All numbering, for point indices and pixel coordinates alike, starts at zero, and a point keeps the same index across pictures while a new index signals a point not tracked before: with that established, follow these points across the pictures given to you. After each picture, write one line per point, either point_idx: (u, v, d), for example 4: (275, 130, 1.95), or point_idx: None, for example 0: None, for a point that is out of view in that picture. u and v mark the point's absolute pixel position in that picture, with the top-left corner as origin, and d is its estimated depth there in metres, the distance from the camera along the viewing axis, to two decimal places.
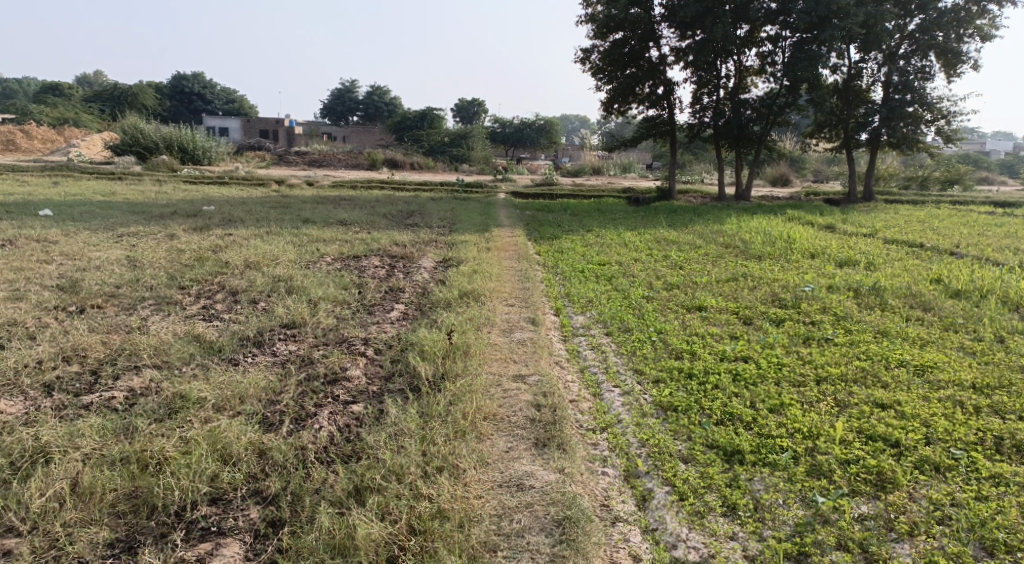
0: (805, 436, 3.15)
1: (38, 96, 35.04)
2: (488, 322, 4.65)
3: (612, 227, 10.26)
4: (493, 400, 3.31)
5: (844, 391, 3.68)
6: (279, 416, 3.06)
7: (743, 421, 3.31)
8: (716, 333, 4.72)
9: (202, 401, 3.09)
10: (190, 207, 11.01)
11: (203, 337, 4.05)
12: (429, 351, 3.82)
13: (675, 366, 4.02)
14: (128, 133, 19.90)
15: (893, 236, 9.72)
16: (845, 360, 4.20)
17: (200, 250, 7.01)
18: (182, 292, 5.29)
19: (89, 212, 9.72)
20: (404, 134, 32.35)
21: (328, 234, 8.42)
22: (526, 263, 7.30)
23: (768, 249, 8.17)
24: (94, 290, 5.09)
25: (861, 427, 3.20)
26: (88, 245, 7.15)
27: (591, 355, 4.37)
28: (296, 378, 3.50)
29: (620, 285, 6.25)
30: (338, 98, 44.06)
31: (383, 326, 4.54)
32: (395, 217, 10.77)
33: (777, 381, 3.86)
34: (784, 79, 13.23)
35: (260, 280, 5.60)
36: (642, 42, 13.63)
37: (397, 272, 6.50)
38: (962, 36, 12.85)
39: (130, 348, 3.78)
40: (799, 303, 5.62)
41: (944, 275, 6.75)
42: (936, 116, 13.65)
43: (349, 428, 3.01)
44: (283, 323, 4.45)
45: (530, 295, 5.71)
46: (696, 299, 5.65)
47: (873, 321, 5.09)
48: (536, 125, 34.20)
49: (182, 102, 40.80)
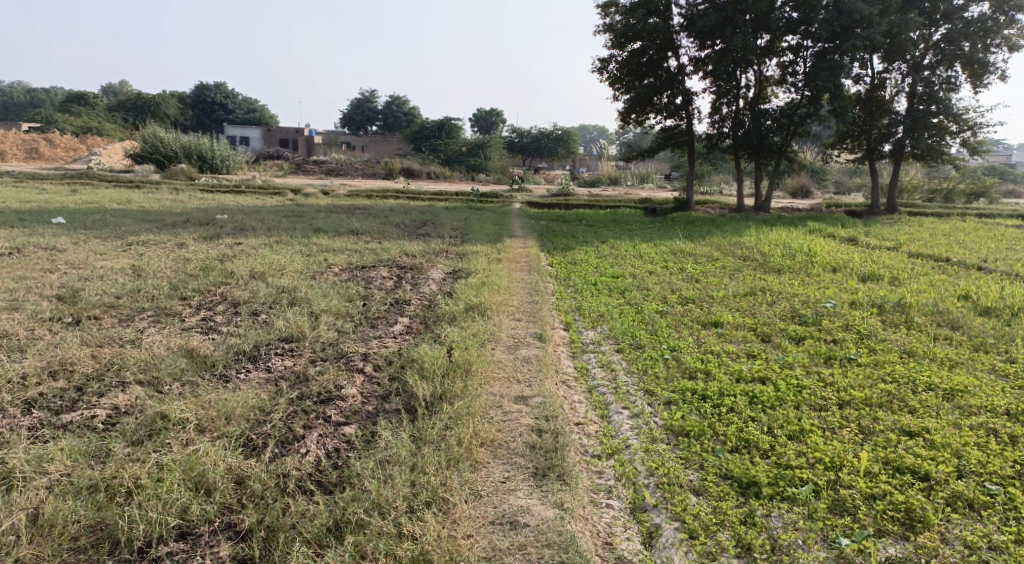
0: (826, 467, 2.92)
1: (64, 105, 35.68)
2: (493, 337, 4.47)
3: (627, 238, 10.05)
4: (492, 424, 3.13)
5: (869, 416, 3.45)
6: (264, 439, 2.90)
7: (760, 449, 3.09)
8: (732, 351, 4.50)
9: (184, 422, 2.95)
10: (204, 215, 10.97)
11: (196, 350, 3.91)
12: (428, 369, 3.65)
13: (688, 387, 3.81)
14: (148, 142, 20.03)
15: (918, 249, 9.42)
16: (869, 383, 3.96)
17: (207, 259, 6.92)
18: (183, 303, 5.18)
19: (102, 220, 9.69)
20: (421, 143, 32.38)
21: (338, 244, 8.31)
22: (537, 275, 7.12)
23: (787, 262, 7.92)
24: (93, 300, 4.99)
25: (887, 457, 2.97)
26: (95, 253, 7.08)
27: (601, 373, 4.17)
28: (288, 396, 3.34)
29: (633, 299, 6.05)
30: (358, 108, 44.34)
31: (385, 341, 4.38)
32: (407, 226, 10.64)
33: (797, 405, 3.63)
34: (804, 89, 12.98)
35: (263, 291, 5.47)
36: (660, 51, 13.46)
37: (404, 284, 6.35)
38: (989, 46, 12.52)
39: (119, 362, 3.67)
40: (820, 320, 5.37)
41: (973, 292, 6.46)
42: (961, 127, 13.29)
43: (338, 452, 2.86)
44: (281, 336, 4.30)
45: (539, 309, 5.53)
46: (712, 315, 5.43)
47: (899, 340, 4.83)
48: (554, 135, 34.10)
49: (204, 111, 41.18)
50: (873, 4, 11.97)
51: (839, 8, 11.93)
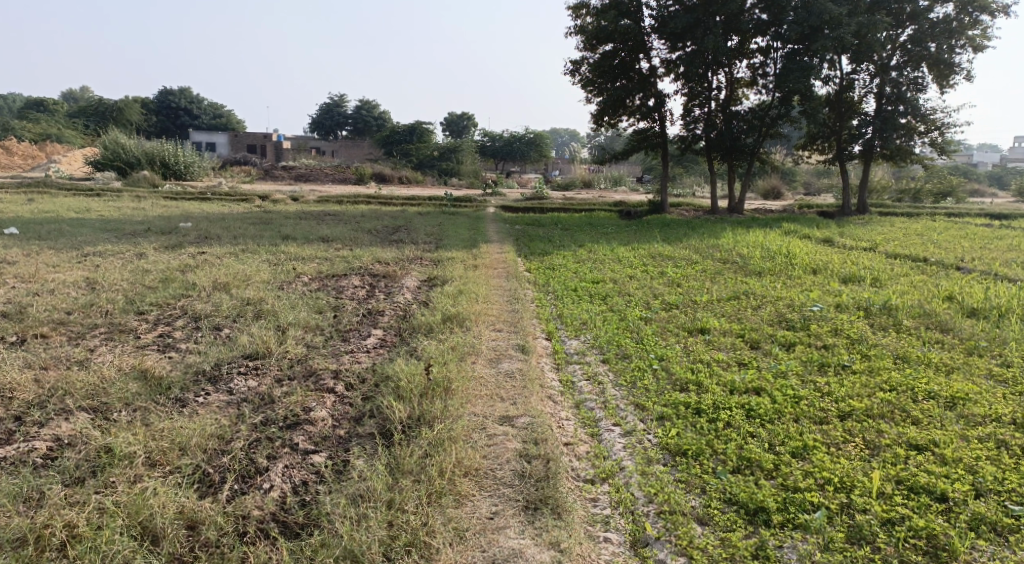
0: (836, 489, 2.75)
1: (22, 111, 34.53)
2: (473, 351, 4.20)
3: (604, 242, 9.88)
4: (476, 450, 2.88)
5: (872, 428, 3.27)
6: (222, 474, 2.61)
7: (764, 469, 2.89)
8: (722, 359, 4.32)
9: (131, 456, 2.64)
10: (167, 224, 10.52)
11: (150, 372, 3.59)
12: (404, 389, 3.37)
13: (681, 400, 3.59)
14: (109, 148, 19.31)
15: (894, 250, 9.38)
16: (867, 392, 3.78)
17: (168, 270, 6.56)
18: (139, 319, 4.82)
19: (57, 230, 9.22)
20: (392, 148, 31.94)
21: (307, 252, 7.97)
22: (515, 281, 6.89)
23: (768, 264, 7.81)
24: (41, 317, 4.62)
25: (900, 477, 2.80)
26: (47, 265, 6.68)
27: (588, 387, 3.93)
28: (250, 422, 3.04)
29: (615, 305, 5.84)
30: (327, 113, 43.76)
31: (357, 356, 4.09)
32: (380, 232, 10.33)
33: (796, 418, 3.44)
34: (776, 91, 12.96)
35: (227, 304, 5.14)
36: (632, 53, 13.35)
37: (377, 294, 6.05)
38: (954, 47, 12.64)
39: (64, 387, 3.33)
40: (809, 325, 5.21)
41: (956, 292, 6.39)
42: (930, 127, 13.41)
43: (306, 486, 2.58)
44: (244, 353, 3.99)
45: (520, 318, 5.28)
46: (698, 321, 5.23)
47: (891, 345, 4.68)
48: (526, 139, 33.96)
49: (168, 117, 40.24)
50: (842, 5, 11.98)
51: (809, 10, 11.92)
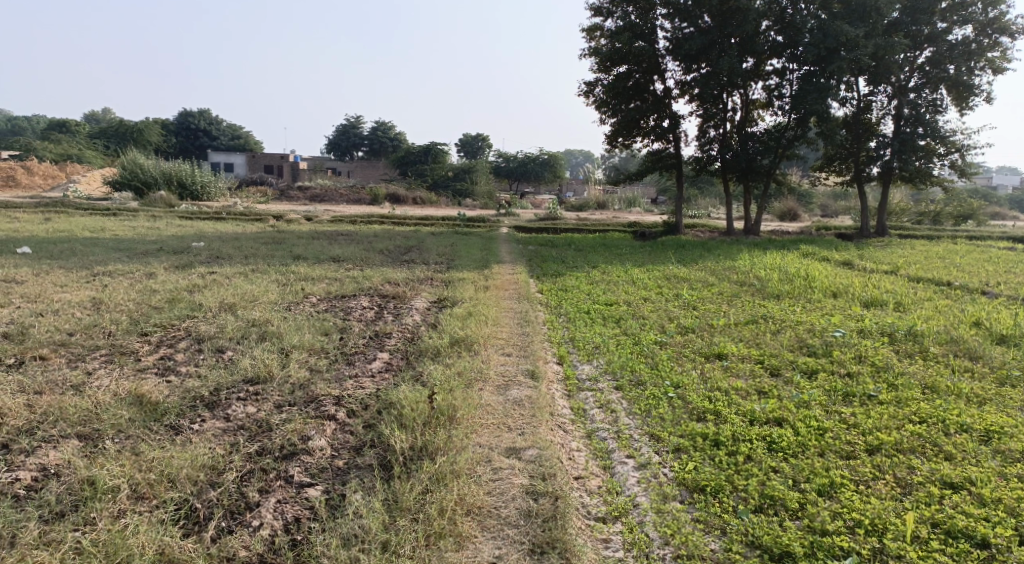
0: (867, 532, 2.55)
1: (45, 133, 35.13)
2: (480, 376, 4.05)
3: (618, 263, 9.72)
4: (480, 486, 2.74)
5: (903, 464, 3.06)
6: (209, 510, 2.50)
7: (789, 509, 2.70)
8: (741, 388, 4.12)
9: (115, 489, 2.53)
10: (179, 243, 10.51)
11: (146, 396, 3.46)
12: (407, 417, 3.22)
13: (698, 431, 3.41)
14: (127, 168, 19.50)
15: (916, 273, 9.14)
16: (895, 424, 3.58)
17: (175, 290, 6.48)
18: (142, 340, 4.72)
19: (70, 249, 9.22)
20: (407, 169, 32.07)
21: (317, 272, 7.89)
22: (527, 303, 6.75)
23: (786, 287, 7.61)
24: (42, 338, 4.53)
25: (936, 519, 2.60)
26: (56, 285, 6.63)
27: (600, 415, 3.77)
28: (245, 451, 2.91)
29: (629, 329, 5.67)
30: (343, 134, 44.17)
31: (361, 381, 3.94)
32: (391, 253, 10.25)
33: (821, 452, 3.24)
34: (792, 112, 12.82)
35: (232, 325, 5.02)
36: (647, 75, 13.27)
37: (386, 315, 5.93)
38: (973, 69, 12.43)
39: (56, 413, 3.23)
40: (831, 351, 5.00)
41: (983, 317, 6.15)
42: (950, 149, 13.18)
43: (298, 524, 2.47)
44: (245, 377, 3.87)
45: (531, 341, 5.12)
46: (715, 346, 5.05)
47: (918, 374, 4.46)
48: (540, 160, 33.98)
49: (188, 138, 40.79)
50: (858, 27, 11.85)
51: (824, 32, 11.80)
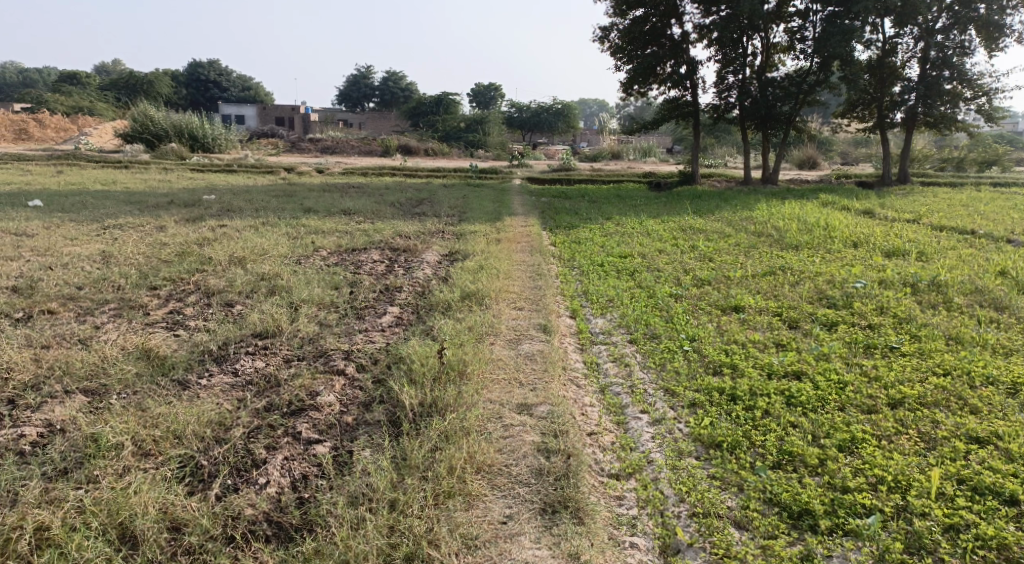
0: (890, 489, 2.47)
1: (55, 85, 34.79)
2: (491, 331, 3.97)
3: (633, 214, 9.53)
4: (490, 443, 2.68)
5: (927, 418, 2.96)
6: (215, 467, 2.48)
7: (808, 465, 2.63)
8: (758, 340, 4.03)
9: (119, 446, 2.52)
10: (190, 196, 10.41)
11: (154, 351, 3.43)
12: (417, 373, 3.15)
13: (714, 386, 3.32)
14: (137, 121, 19.28)
15: (940, 222, 8.88)
16: (919, 376, 3.47)
17: (185, 244, 6.42)
18: (151, 294, 4.68)
19: (81, 202, 9.15)
20: (419, 120, 31.57)
21: (329, 224, 7.78)
22: (540, 256, 6.63)
23: (805, 237, 7.42)
24: (51, 292, 4.50)
25: (963, 475, 2.51)
26: (66, 238, 6.58)
27: (614, 369, 3.69)
28: (253, 407, 2.87)
29: (644, 281, 5.55)
30: (354, 85, 43.49)
31: (371, 336, 3.88)
32: (403, 205, 10.12)
33: (841, 407, 3.15)
34: (814, 56, 12.33)
35: (241, 279, 4.96)
36: (663, 19, 12.78)
37: (397, 269, 5.85)
38: (1005, 8, 11.81)
39: (63, 367, 3.21)
40: (852, 303, 4.86)
41: (1010, 267, 5.95)
42: (976, 93, 12.64)
43: (306, 481, 2.45)
44: (254, 332, 3.81)
45: (543, 295, 5.02)
46: (732, 299, 4.92)
47: (942, 325, 4.32)
48: (553, 109, 33.31)
49: (198, 90, 40.31)
50: None
51: None
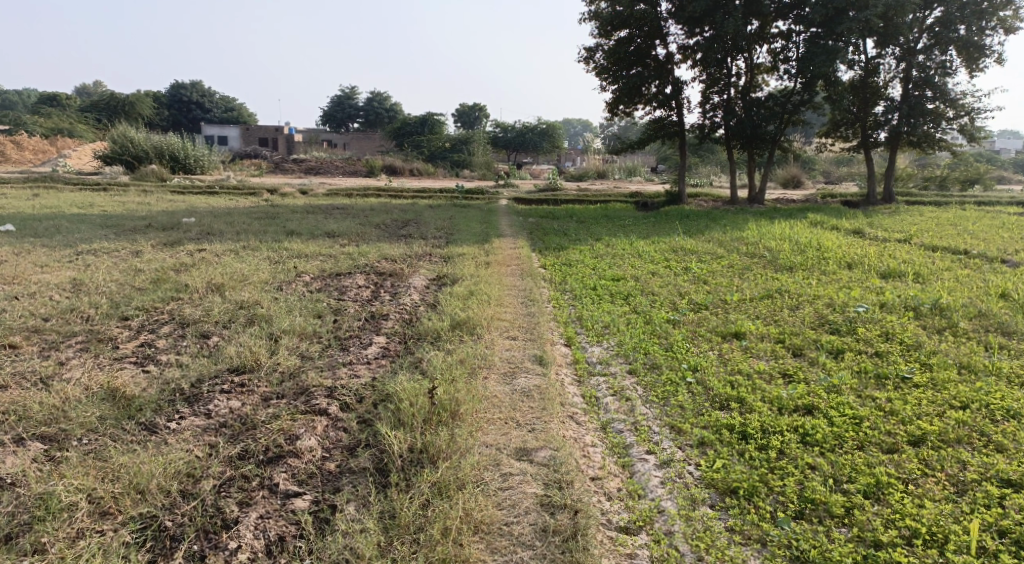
0: (926, 543, 2.31)
1: (36, 106, 34.28)
2: (484, 363, 3.74)
3: (623, 235, 9.36)
4: (488, 497, 2.47)
5: (953, 457, 2.76)
6: (181, 528, 2.24)
7: (834, 516, 2.45)
8: (764, 370, 3.82)
9: (74, 506, 2.27)
10: (170, 219, 10.10)
11: (120, 391, 3.15)
12: (405, 415, 2.91)
13: (723, 422, 3.11)
14: (118, 142, 18.86)
15: (931, 241, 8.80)
16: (937, 409, 3.26)
17: (161, 270, 6.14)
18: (122, 326, 4.40)
19: (54, 226, 8.83)
20: (404, 140, 31.41)
21: (311, 248, 7.52)
22: (530, 280, 6.42)
23: (798, 258, 7.28)
24: (13, 325, 4.21)
25: (1003, 526, 2.36)
26: (36, 265, 6.28)
27: (615, 404, 3.46)
28: (226, 454, 2.61)
29: (639, 306, 5.36)
30: (338, 106, 43.34)
31: (356, 370, 3.62)
32: (389, 227, 9.88)
33: (861, 445, 2.95)
34: (798, 76, 12.35)
35: (219, 308, 4.69)
36: (648, 39, 12.75)
37: (383, 294, 5.62)
38: (984, 29, 11.88)
39: (19, 411, 2.93)
40: (855, 328, 4.67)
41: (1009, 288, 5.82)
42: (959, 113, 12.70)
43: (283, 543, 2.23)
44: (230, 366, 3.54)
45: (537, 323, 4.79)
46: (732, 324, 4.72)
47: (952, 353, 4.13)
48: (539, 129, 33.29)
49: (181, 110, 40.04)
50: None
51: None
